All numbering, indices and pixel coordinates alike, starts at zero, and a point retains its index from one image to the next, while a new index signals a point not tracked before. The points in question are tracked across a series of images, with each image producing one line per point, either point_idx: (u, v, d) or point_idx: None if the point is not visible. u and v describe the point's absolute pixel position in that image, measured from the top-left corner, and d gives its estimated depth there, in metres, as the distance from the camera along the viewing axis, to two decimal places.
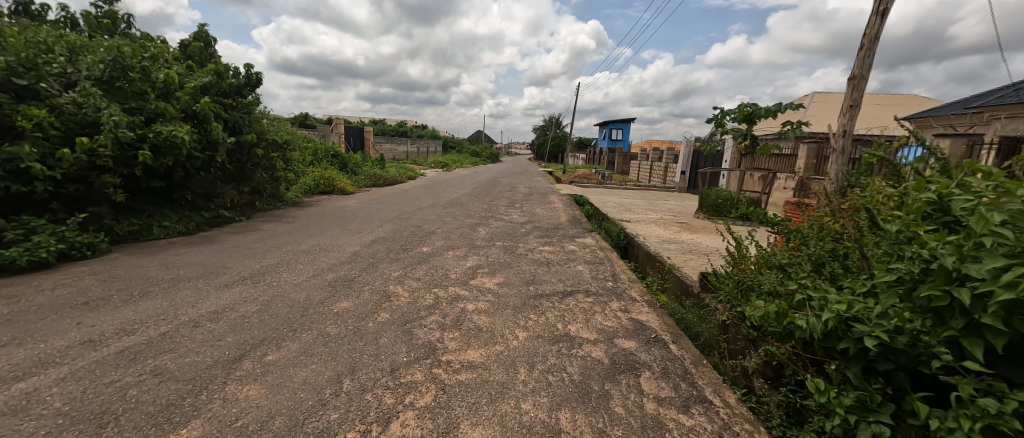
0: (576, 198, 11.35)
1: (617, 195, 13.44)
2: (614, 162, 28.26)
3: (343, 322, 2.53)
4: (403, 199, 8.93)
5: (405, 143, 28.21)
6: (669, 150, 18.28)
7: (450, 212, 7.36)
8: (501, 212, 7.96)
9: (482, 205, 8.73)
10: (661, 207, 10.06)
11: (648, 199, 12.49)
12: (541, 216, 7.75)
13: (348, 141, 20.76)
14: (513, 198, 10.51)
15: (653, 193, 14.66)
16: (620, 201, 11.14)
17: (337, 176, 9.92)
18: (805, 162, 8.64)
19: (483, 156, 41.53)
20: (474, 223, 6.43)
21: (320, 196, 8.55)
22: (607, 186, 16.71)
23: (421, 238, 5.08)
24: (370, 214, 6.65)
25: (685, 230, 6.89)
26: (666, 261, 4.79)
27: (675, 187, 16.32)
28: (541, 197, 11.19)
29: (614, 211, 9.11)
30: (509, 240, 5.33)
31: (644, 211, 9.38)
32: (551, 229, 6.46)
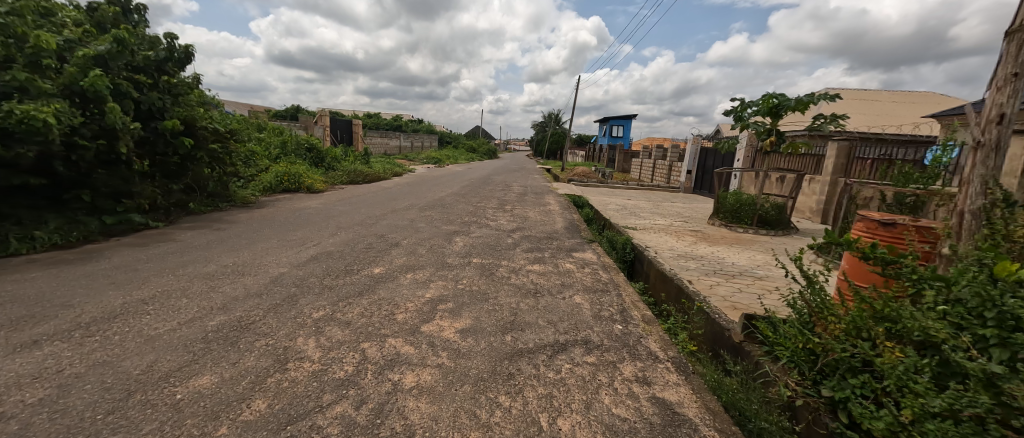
0: (575, 199, 10.30)
1: (619, 196, 12.40)
2: (614, 160, 27.22)
3: (170, 429, 1.48)
4: (378, 199, 7.85)
5: (397, 137, 27.13)
6: (673, 148, 17.25)
7: (427, 216, 6.31)
8: (488, 216, 6.91)
9: (468, 207, 7.68)
10: (669, 211, 9.03)
11: (653, 200, 11.47)
12: (534, 221, 6.72)
13: (334, 134, 19.69)
14: (504, 198, 9.48)
15: (658, 194, 13.63)
16: (624, 204, 10.09)
17: (307, 172, 8.83)
18: (833, 163, 7.65)
19: (479, 152, 40.43)
20: (452, 231, 5.39)
21: (283, 195, 7.48)
22: (608, 186, 15.69)
23: (378, 253, 4.04)
24: (330, 218, 5.60)
25: (701, 241, 5.85)
26: (687, 287, 3.73)
27: (681, 188, 15.29)
28: (536, 198, 10.14)
29: (618, 215, 8.08)
30: (490, 255, 4.29)
31: (650, 215, 8.36)
32: (544, 238, 5.43)
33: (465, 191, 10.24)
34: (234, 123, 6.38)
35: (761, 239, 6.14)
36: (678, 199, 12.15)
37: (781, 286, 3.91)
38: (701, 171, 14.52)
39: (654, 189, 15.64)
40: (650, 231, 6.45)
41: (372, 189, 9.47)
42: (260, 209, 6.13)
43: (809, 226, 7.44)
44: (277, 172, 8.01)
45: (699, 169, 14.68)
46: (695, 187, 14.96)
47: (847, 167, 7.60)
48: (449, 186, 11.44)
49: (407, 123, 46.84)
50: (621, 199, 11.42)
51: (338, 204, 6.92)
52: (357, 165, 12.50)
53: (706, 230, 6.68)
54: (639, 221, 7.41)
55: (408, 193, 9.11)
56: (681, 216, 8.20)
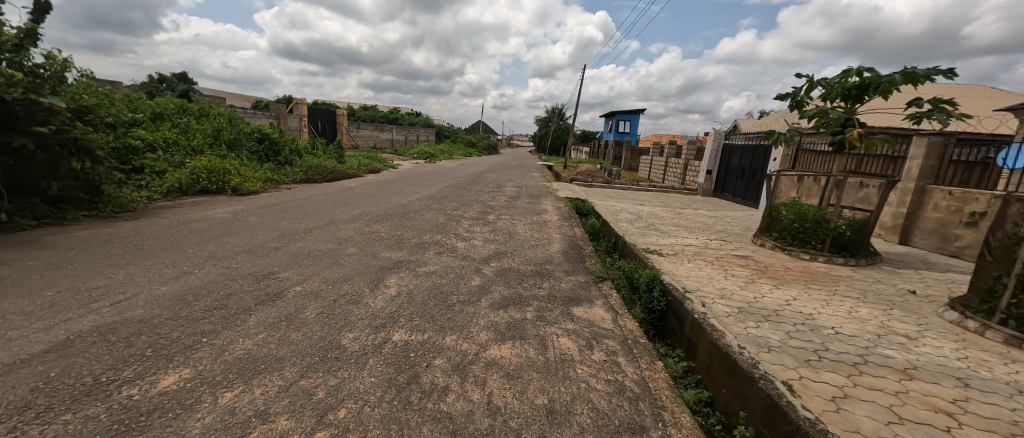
0: (578, 205, 8.48)
1: (630, 200, 10.57)
2: (621, 158, 25.32)
3: None
4: (320, 205, 6.02)
5: (388, 130, 25.40)
6: (689, 145, 15.38)
7: (371, 234, 4.52)
8: (459, 231, 5.12)
9: (439, 217, 5.87)
10: (697, 223, 7.19)
11: (671, 206, 9.64)
12: (522, 240, 4.93)
13: (313, 125, 17.99)
14: (490, 203, 7.70)
15: (674, 198, 11.80)
16: (639, 212, 8.27)
17: (242, 168, 7.04)
18: (921, 166, 5.77)
19: (478, 147, 38.61)
20: (392, 263, 3.59)
21: (195, 199, 5.70)
22: (615, 187, 13.87)
23: (219, 321, 2.23)
24: (216, 238, 3.81)
25: (762, 278, 4.03)
26: (797, 409, 1.90)
27: (699, 191, 13.43)
28: (531, 203, 8.32)
29: (635, 230, 6.25)
30: (429, 320, 2.50)
31: (674, 228, 6.54)
32: (532, 275, 3.62)
33: (444, 193, 8.42)
34: (96, 99, 4.60)
35: (843, 274, 4.32)
36: (700, 205, 10.27)
37: (961, 399, 2.10)
38: (723, 172, 12.61)
39: (669, 191, 13.75)
40: (682, 257, 4.64)
41: (327, 191, 7.65)
42: (133, 220, 4.35)
43: (891, 250, 5.59)
44: (194, 168, 6.22)
45: (722, 169, 12.76)
46: (716, 190, 13.06)
47: (940, 170, 5.73)
48: (427, 186, 9.61)
49: (404, 116, 45.00)
50: (634, 204, 9.58)
51: (257, 212, 5.13)
52: (323, 160, 10.69)
53: (758, 257, 4.87)
54: (664, 239, 5.59)
55: (369, 196, 7.29)
56: (716, 232, 6.39)
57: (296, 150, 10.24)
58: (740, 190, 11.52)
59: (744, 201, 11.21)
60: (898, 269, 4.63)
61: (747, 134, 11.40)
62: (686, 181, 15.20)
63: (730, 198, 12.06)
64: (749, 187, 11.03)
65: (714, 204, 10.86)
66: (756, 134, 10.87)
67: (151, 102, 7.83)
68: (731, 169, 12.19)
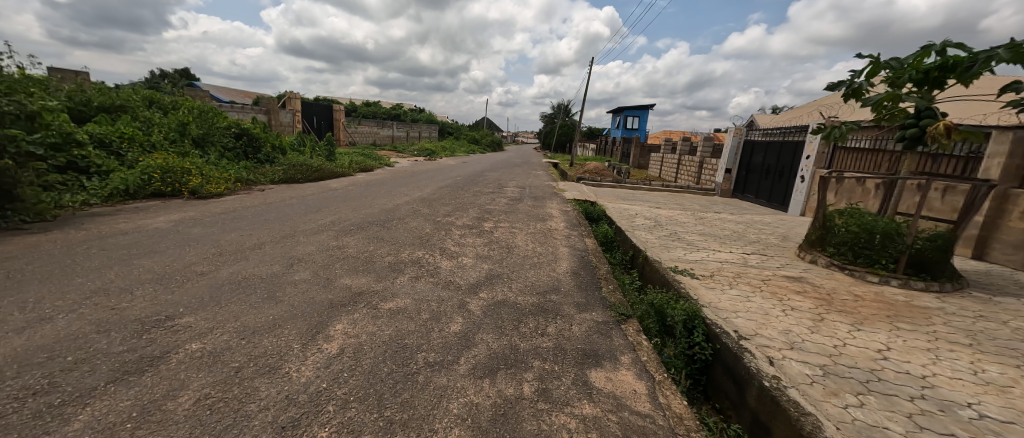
0: (588, 209, 7.58)
1: (644, 202, 9.65)
2: (630, 155, 24.29)
3: None
4: (289, 210, 5.18)
5: (388, 127, 24.61)
6: (706, 142, 14.36)
7: (334, 251, 3.66)
8: (446, 245, 4.25)
9: (425, 227, 5.01)
10: (725, 232, 6.25)
11: (691, 210, 8.70)
12: (522, 258, 4.05)
13: (307, 121, 17.23)
14: (488, 207, 6.82)
15: (691, 199, 10.85)
16: (656, 216, 7.36)
17: (206, 167, 6.23)
18: (1006, 166, 4.77)
19: (482, 144, 37.76)
20: (346, 295, 2.71)
21: (141, 204, 4.90)
22: (626, 187, 12.94)
23: (21, 424, 1.38)
24: (128, 259, 2.98)
25: (832, 314, 3.10)
26: None
27: (717, 191, 12.45)
28: (535, 207, 7.45)
29: (656, 240, 5.34)
30: (371, 408, 1.63)
31: (702, 238, 5.61)
32: (532, 312, 2.74)
33: (438, 195, 7.55)
34: (7, 86, 3.81)
35: (930, 306, 3.38)
36: (721, 209, 9.32)
37: None
38: (745, 170, 11.62)
39: (683, 192, 12.79)
40: (720, 281, 3.72)
41: (304, 193, 6.81)
42: (44, 232, 3.55)
43: (969, 268, 4.62)
44: (146, 167, 5.42)
45: (743, 168, 11.78)
46: (736, 190, 12.09)
47: None
48: (421, 187, 8.76)
49: (407, 112, 44.22)
50: (649, 207, 8.66)
51: (207, 221, 4.31)
52: (310, 158, 9.86)
53: (813, 280, 3.94)
54: (692, 254, 4.69)
55: (350, 200, 6.45)
56: (750, 244, 5.47)
57: (280, 147, 9.44)
58: (764, 191, 10.56)
59: (769, 202, 10.25)
60: (994, 297, 3.68)
61: (773, 130, 10.40)
62: (702, 181, 14.21)
63: (752, 199, 11.08)
64: (775, 187, 10.07)
65: (736, 206, 9.89)
66: (784, 129, 9.88)
67: (113, 94, 7.08)
68: (753, 167, 11.21)
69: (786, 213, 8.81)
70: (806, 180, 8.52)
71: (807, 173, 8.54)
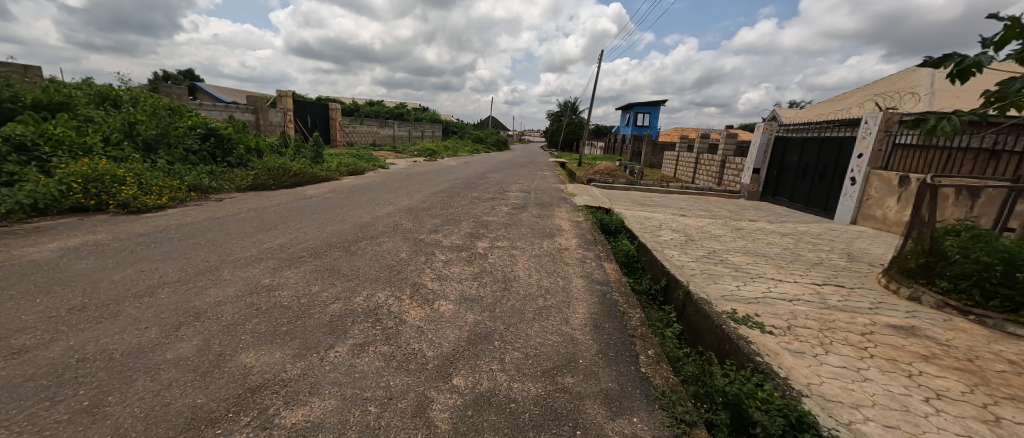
0: (604, 219, 6.47)
1: (665, 208, 8.51)
2: (642, 153, 23.04)
3: None
4: (234, 228, 4.17)
5: (388, 127, 23.64)
6: (729, 140, 13.11)
7: (260, 296, 2.63)
8: (421, 280, 3.18)
9: (401, 249, 3.98)
10: (774, 249, 5.12)
11: (722, 218, 7.54)
12: (522, 299, 2.98)
13: (300, 121, 16.33)
14: (485, 219, 5.75)
15: (717, 204, 9.69)
16: (685, 228, 6.23)
17: (152, 173, 5.27)
18: None
19: (487, 144, 36.73)
20: (230, 396, 1.65)
21: (49, 223, 3.92)
22: (642, 189, 11.79)
23: None
24: None
25: (1009, 409, 1.96)
26: None
27: (744, 193, 11.25)
28: (541, 217, 6.35)
29: (694, 263, 4.24)
30: None
31: (750, 260, 4.48)
32: (534, 423, 1.66)
33: (428, 204, 6.49)
34: None
35: None
36: (755, 215, 8.15)
37: None
38: (777, 170, 10.40)
39: (705, 194, 11.61)
40: (807, 338, 2.60)
41: (269, 202, 5.81)
42: None
43: None
44: (67, 175, 4.46)
45: (774, 168, 10.57)
46: (765, 193, 10.89)
47: None
48: (412, 192, 7.74)
49: (410, 110, 43.35)
50: (673, 215, 7.54)
51: (112, 249, 3.30)
52: (290, 160, 8.88)
53: (931, 332, 2.81)
54: (748, 286, 3.57)
55: (321, 211, 5.42)
56: (812, 268, 4.34)
57: (256, 149, 8.47)
58: (801, 194, 9.37)
59: (808, 207, 9.06)
60: None
61: (812, 124, 9.18)
62: (724, 181, 13.01)
63: (786, 203, 9.88)
64: (816, 190, 8.89)
65: (770, 212, 8.71)
66: (825, 124, 8.68)
67: (56, 90, 6.17)
68: (787, 167, 10.00)
69: (833, 222, 7.63)
70: (857, 182, 7.32)
71: (859, 175, 7.33)
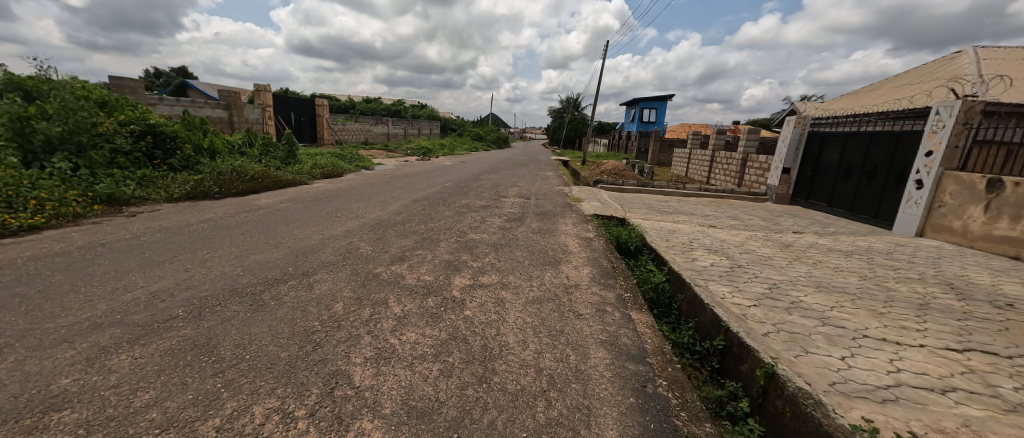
0: (620, 234, 5.23)
1: (688, 216, 7.25)
2: (650, 151, 21.71)
3: None
4: (108, 263, 2.95)
5: (381, 124, 22.41)
6: (751, 136, 11.81)
7: (16, 429, 1.40)
8: (344, 365, 1.95)
9: (339, 294, 2.75)
10: (849, 280, 3.87)
11: (758, 229, 6.30)
12: (508, 407, 1.75)
13: (281, 118, 15.16)
14: (470, 237, 4.53)
15: (745, 210, 8.42)
16: (722, 246, 4.98)
17: (36, 183, 4.07)
18: None
19: (487, 141, 35.48)
20: None
21: None
22: (656, 192, 10.54)
23: None
24: None
25: None
26: None
27: (771, 197, 9.99)
28: (542, 232, 5.12)
29: (758, 308, 2.99)
30: None
31: (831, 301, 3.23)
32: None
33: (402, 217, 5.27)
34: None
35: None
36: (796, 225, 6.89)
37: None
38: (811, 170, 9.13)
39: (726, 197, 10.35)
40: None
41: (198, 216, 4.60)
42: None
43: None
44: None
45: (808, 168, 9.30)
46: (796, 196, 9.62)
47: None
48: (389, 200, 6.52)
49: (409, 107, 42.11)
50: (701, 226, 6.29)
51: None
52: (250, 161, 7.63)
53: None
54: (858, 358, 2.32)
55: (259, 229, 4.21)
56: (924, 315, 3.07)
57: (207, 149, 7.25)
58: (844, 199, 8.13)
59: (853, 214, 7.82)
60: None
61: (858, 117, 7.89)
62: (745, 182, 11.73)
63: (824, 208, 8.62)
64: (864, 194, 7.65)
65: (810, 220, 7.44)
66: (876, 116, 7.39)
67: None
68: (825, 167, 8.74)
69: (893, 234, 6.37)
70: (925, 187, 6.05)
71: (927, 177, 6.04)
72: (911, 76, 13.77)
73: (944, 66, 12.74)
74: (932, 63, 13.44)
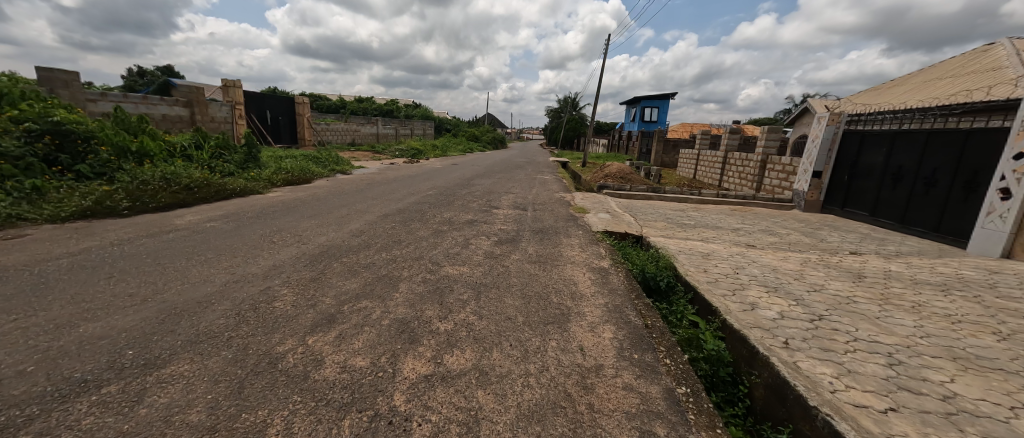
0: (642, 261, 4.04)
1: (716, 230, 6.08)
2: (653, 151, 20.61)
3: None
4: None
5: (370, 124, 21.22)
6: (771, 136, 10.66)
7: None
8: None
9: (176, 418, 1.52)
10: (987, 341, 2.68)
11: (807, 250, 5.13)
12: None
13: (253, 116, 13.88)
14: (444, 274, 3.32)
15: (777, 221, 7.26)
16: (779, 279, 3.78)
17: None
18: None
19: (483, 142, 34.40)
20: None
21: None
22: (668, 198, 9.39)
23: None
24: None
25: None
26: None
27: (799, 205, 8.85)
28: (542, 260, 3.91)
29: (905, 419, 1.80)
30: None
31: (1005, 396, 2.03)
32: None
33: (361, 242, 4.07)
34: None
35: None
36: (847, 242, 5.72)
37: None
38: (848, 174, 7.99)
39: (748, 205, 9.18)
40: None
41: (71, 247, 3.36)
42: None
43: None
44: None
45: (843, 171, 8.15)
46: (829, 203, 8.48)
47: None
48: (354, 214, 5.31)
49: (403, 107, 40.90)
50: (736, 245, 5.12)
51: None
52: (191, 166, 6.37)
53: None
54: None
55: (142, 267, 2.98)
56: None
57: (134, 152, 5.99)
58: (894, 208, 6.98)
59: (906, 227, 6.69)
60: None
61: (910, 112, 6.71)
62: (766, 186, 10.56)
63: (867, 218, 7.47)
64: (920, 203, 6.51)
65: (859, 235, 6.28)
66: (936, 109, 6.20)
67: None
68: (867, 170, 7.57)
69: (972, 254, 5.22)
70: (1014, 197, 4.89)
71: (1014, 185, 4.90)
72: (943, 68, 12.52)
73: (982, 56, 11.49)
74: (966, 53, 12.20)
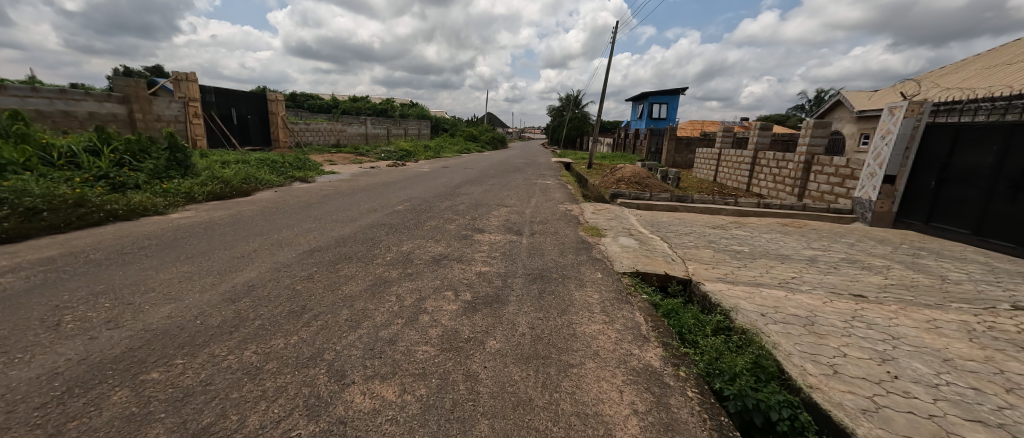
0: (718, 348, 2.31)
1: (786, 263, 4.33)
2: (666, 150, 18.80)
3: None
4: None
5: (357, 123, 19.55)
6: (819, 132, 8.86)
7: None
8: None
9: None
10: None
11: (947, 303, 3.37)
12: None
13: (213, 115, 12.16)
14: (336, 418, 1.60)
15: (853, 243, 5.52)
16: (985, 394, 2.03)
17: None
18: None
19: (483, 141, 32.72)
20: None
21: None
22: (699, 210, 7.62)
23: None
24: None
25: None
26: None
27: (864, 217, 7.09)
28: (540, 354, 2.18)
29: None
30: None
31: None
32: None
33: (228, 318, 2.35)
34: None
35: None
36: (985, 283, 3.96)
37: None
38: (936, 179, 6.23)
39: (798, 218, 7.42)
40: None
41: None
42: None
43: None
44: None
45: (929, 175, 6.37)
46: (905, 216, 6.74)
47: None
48: (264, 251, 3.60)
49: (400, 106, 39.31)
50: (837, 296, 3.37)
51: None
52: (64, 179, 4.69)
53: None
54: None
55: None
56: None
57: None
58: (1014, 227, 5.25)
59: None
60: None
61: None
62: (812, 193, 8.79)
63: (971, 239, 5.73)
64: None
65: (983, 268, 4.54)
66: None
67: None
68: (968, 175, 5.81)
69: None
70: None
71: None
72: (1012, 50, 10.62)
73: None
74: None
